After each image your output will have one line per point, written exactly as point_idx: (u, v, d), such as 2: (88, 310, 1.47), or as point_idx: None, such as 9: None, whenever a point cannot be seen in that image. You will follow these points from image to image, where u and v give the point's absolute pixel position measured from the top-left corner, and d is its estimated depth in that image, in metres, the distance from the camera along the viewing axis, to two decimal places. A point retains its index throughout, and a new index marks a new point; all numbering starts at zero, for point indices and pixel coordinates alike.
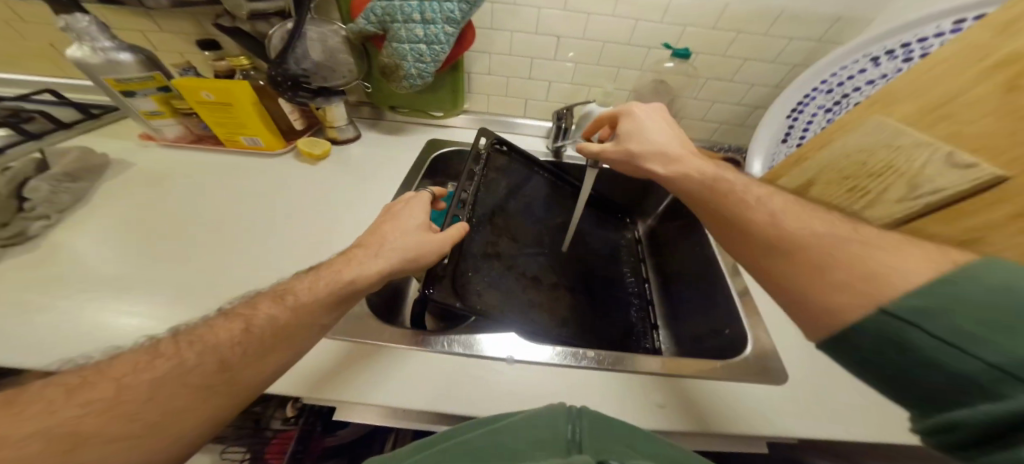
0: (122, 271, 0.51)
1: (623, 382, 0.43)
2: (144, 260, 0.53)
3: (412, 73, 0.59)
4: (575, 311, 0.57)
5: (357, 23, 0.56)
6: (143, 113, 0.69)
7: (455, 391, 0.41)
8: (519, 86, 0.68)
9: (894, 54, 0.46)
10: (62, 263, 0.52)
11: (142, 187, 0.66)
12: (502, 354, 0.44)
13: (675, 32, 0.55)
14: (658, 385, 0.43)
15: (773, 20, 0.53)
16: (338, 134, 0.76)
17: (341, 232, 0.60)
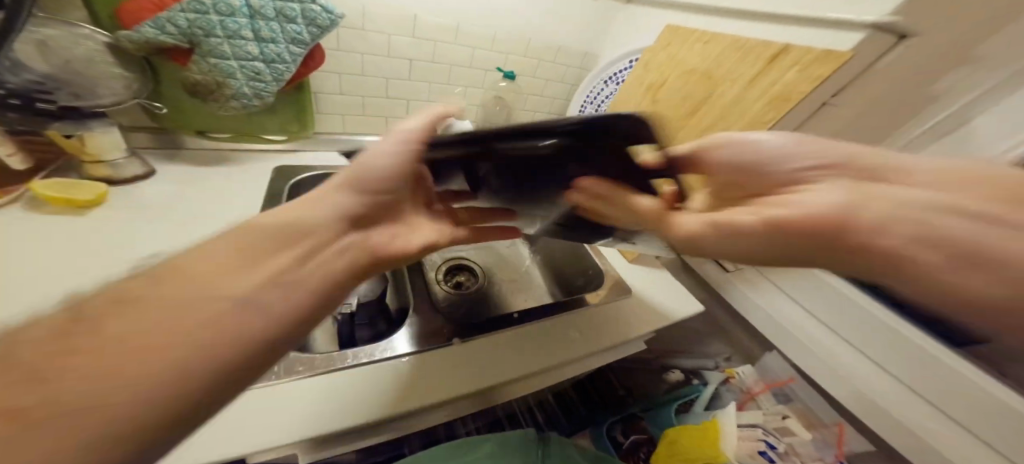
0: None
1: (567, 321, 0.58)
2: None
3: (247, 93, 0.53)
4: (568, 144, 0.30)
5: (141, 31, 0.43)
6: None
7: (450, 376, 0.45)
8: (378, 106, 0.70)
9: (611, 79, 0.72)
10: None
11: None
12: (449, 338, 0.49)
13: (500, 59, 0.73)
14: (559, 323, 0.57)
15: (555, 53, 0.77)
16: (112, 172, 0.53)
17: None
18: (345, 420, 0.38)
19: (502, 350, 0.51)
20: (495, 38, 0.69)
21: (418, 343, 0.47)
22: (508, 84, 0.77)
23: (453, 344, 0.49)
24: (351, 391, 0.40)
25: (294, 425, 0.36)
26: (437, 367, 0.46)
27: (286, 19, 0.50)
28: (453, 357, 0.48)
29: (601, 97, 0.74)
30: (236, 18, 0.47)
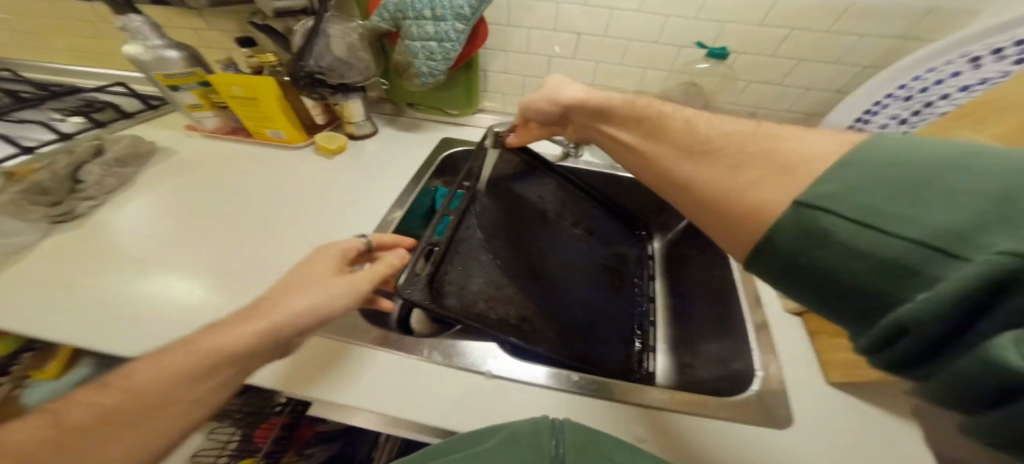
0: (142, 266, 0.54)
1: (664, 419, 0.38)
2: (159, 249, 0.56)
3: (423, 71, 0.58)
4: (550, 208, 0.62)
5: (372, 19, 0.57)
6: (188, 107, 0.75)
7: (481, 413, 0.38)
8: (539, 85, 0.70)
9: (1000, 53, 0.42)
10: (100, 236, 0.58)
11: (198, 166, 0.73)
12: (480, 367, 0.41)
13: (714, 30, 0.56)
14: (639, 421, 0.38)
15: (813, 16, 0.52)
16: (354, 129, 0.76)
17: (331, 216, 0.62)
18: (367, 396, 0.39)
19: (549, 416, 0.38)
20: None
21: (460, 360, 0.42)
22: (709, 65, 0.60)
23: (482, 377, 0.41)
24: (385, 372, 0.41)
25: (323, 375, 0.40)
26: (464, 391, 0.39)
27: None
28: (482, 391, 0.40)
29: (938, 90, 0.47)
30: None
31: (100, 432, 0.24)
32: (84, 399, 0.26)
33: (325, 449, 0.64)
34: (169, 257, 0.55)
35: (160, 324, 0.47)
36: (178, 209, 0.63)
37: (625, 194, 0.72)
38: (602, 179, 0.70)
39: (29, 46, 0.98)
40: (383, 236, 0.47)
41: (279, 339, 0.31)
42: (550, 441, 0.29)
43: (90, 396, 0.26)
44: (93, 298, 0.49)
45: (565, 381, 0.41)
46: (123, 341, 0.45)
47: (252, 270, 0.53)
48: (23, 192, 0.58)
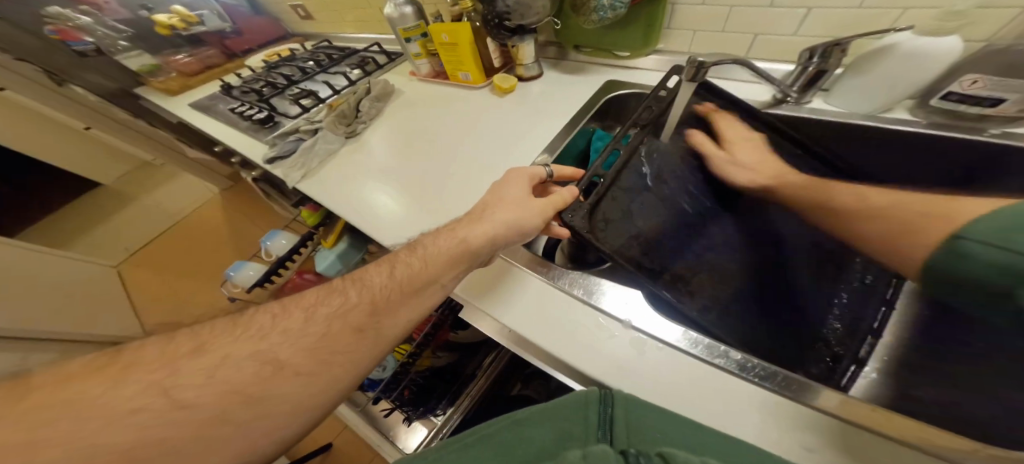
0: (379, 173, 0.74)
1: (867, 453, 0.29)
2: (391, 161, 0.76)
3: (604, 4, 0.53)
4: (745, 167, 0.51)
5: None
6: (413, 56, 0.95)
7: (620, 362, 0.37)
8: (755, 15, 0.54)
9: None
10: (356, 152, 0.83)
11: (416, 102, 0.93)
12: (620, 315, 0.39)
13: None
14: (823, 438, 0.30)
15: None
16: (524, 72, 0.78)
17: (508, 147, 0.68)
18: (522, 320, 0.43)
19: (688, 381, 0.35)
20: None
21: (596, 299, 0.41)
22: None
23: (620, 326, 0.39)
24: (536, 299, 0.44)
25: (487, 290, 0.47)
26: (604, 337, 0.39)
27: None
28: (615, 335, 0.39)
29: None
30: None
31: (413, 285, 0.40)
32: (402, 258, 0.42)
33: (449, 356, 0.81)
34: (396, 168, 0.74)
35: (391, 214, 0.64)
36: (400, 134, 0.83)
37: (883, 162, 0.51)
38: (839, 137, 0.52)
39: (332, 24, 1.43)
40: (564, 169, 0.51)
41: (494, 245, 0.42)
42: (599, 411, 0.31)
43: (404, 257, 0.42)
44: (355, 192, 0.72)
45: (717, 355, 0.35)
46: (373, 222, 0.64)
47: (448, 186, 0.66)
48: (335, 116, 0.86)
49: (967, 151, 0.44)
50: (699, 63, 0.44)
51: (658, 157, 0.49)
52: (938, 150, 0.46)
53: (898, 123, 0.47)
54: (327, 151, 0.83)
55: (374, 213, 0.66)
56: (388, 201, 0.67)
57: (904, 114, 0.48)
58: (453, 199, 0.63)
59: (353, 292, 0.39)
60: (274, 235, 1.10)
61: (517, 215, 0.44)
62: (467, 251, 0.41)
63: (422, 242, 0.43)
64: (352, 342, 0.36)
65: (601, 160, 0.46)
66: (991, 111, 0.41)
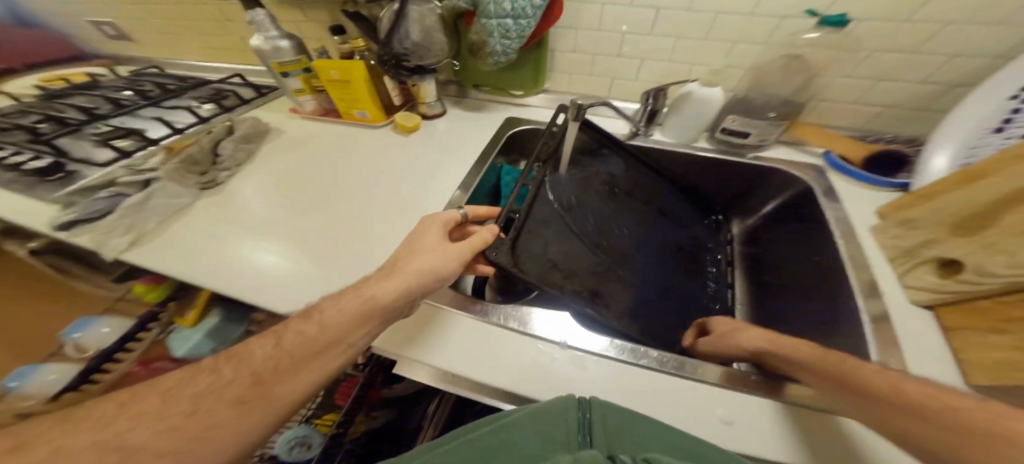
0: (266, 229, 0.64)
1: (724, 399, 0.40)
2: (278, 213, 0.67)
3: (497, 50, 0.61)
4: (620, 189, 0.64)
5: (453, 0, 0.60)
6: (293, 92, 0.88)
7: (556, 379, 0.42)
8: (611, 65, 0.69)
9: None
10: (228, 205, 0.70)
11: (302, 144, 0.85)
12: (556, 338, 0.45)
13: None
14: (706, 401, 0.40)
15: None
16: (428, 110, 0.81)
17: (418, 186, 0.69)
18: (461, 362, 0.44)
19: (619, 385, 0.41)
20: None
21: (529, 327, 0.46)
22: (820, 35, 0.53)
23: (558, 347, 0.44)
24: (472, 339, 0.46)
25: (416, 339, 0.46)
26: (540, 361, 0.43)
27: None
28: (556, 357, 0.44)
29: None
30: None
31: (314, 346, 0.36)
32: (292, 328, 0.37)
33: (385, 413, 0.75)
34: (286, 221, 0.66)
35: (285, 273, 0.57)
36: (288, 182, 0.74)
37: (702, 174, 0.70)
38: (675, 159, 0.69)
39: (172, 48, 1.19)
40: (478, 209, 0.53)
41: (408, 296, 0.41)
42: (579, 414, 0.34)
43: (296, 325, 0.38)
44: (229, 257, 0.60)
45: (639, 356, 0.43)
46: (261, 286, 0.55)
47: (354, 233, 0.62)
48: (180, 162, 0.71)
49: (743, 166, 0.65)
50: (578, 105, 0.54)
51: (558, 189, 0.57)
52: (726, 167, 0.68)
53: (698, 151, 0.67)
54: (174, 207, 0.68)
55: (263, 275, 0.56)
56: (279, 258, 0.59)
57: (704, 142, 0.68)
58: (363, 246, 0.60)
59: (229, 368, 0.34)
60: (85, 324, 0.82)
61: (437, 261, 0.44)
62: (395, 306, 0.40)
63: (322, 306, 0.39)
64: (237, 415, 0.32)
65: (513, 197, 0.51)
66: (745, 142, 0.63)
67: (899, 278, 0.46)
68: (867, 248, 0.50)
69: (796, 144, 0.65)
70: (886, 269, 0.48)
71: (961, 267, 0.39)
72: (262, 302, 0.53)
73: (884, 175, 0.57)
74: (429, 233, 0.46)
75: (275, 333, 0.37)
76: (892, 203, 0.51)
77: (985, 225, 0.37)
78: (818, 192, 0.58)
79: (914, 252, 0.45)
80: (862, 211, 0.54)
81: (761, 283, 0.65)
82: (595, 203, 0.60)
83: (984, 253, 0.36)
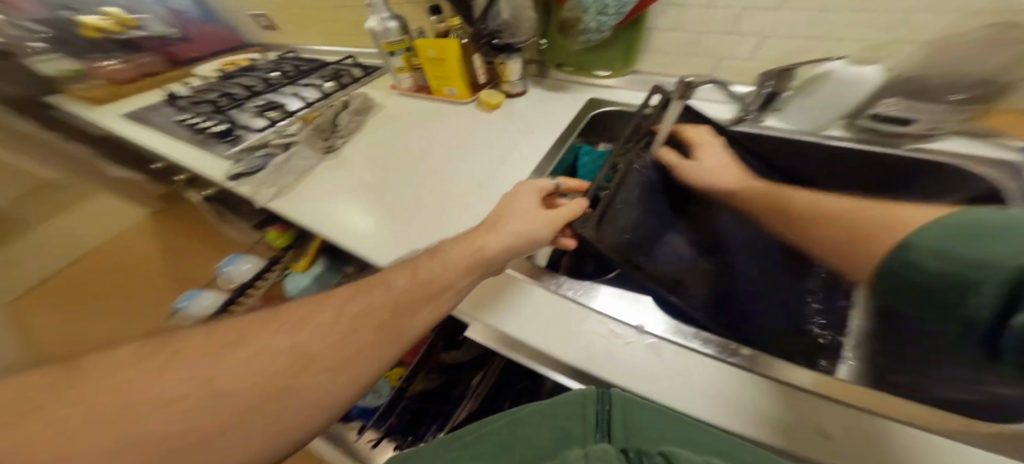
0: (368, 190, 0.74)
1: (841, 416, 0.32)
2: (379, 176, 0.77)
3: (592, 28, 0.58)
4: (726, 179, 0.57)
5: None
6: (396, 70, 0.96)
7: (629, 363, 0.40)
8: (718, 42, 0.61)
9: None
10: (338, 166, 0.82)
11: (398, 117, 0.94)
12: (633, 321, 0.42)
13: None
14: (818, 415, 0.33)
15: None
16: (509, 88, 0.82)
17: (499, 161, 0.71)
18: (530, 333, 0.44)
19: (696, 379, 0.37)
20: None
21: (604, 306, 0.45)
22: None
23: (635, 331, 0.42)
24: (546, 311, 0.46)
25: (492, 306, 0.48)
26: (615, 341, 0.41)
27: None
28: (631, 341, 0.41)
29: None
30: None
31: (426, 282, 0.40)
32: (423, 263, 0.41)
33: (438, 378, 0.81)
34: (388, 184, 0.74)
35: (384, 229, 0.64)
36: (390, 149, 0.84)
37: None
38: (794, 151, 0.57)
39: (303, 35, 1.41)
40: (570, 181, 0.54)
41: (506, 253, 0.43)
42: (597, 410, 0.33)
43: (425, 260, 0.41)
44: (341, 211, 0.70)
45: (727, 352, 0.38)
46: (364, 240, 0.63)
47: (441, 201, 0.67)
48: (312, 130, 0.86)
49: (895, 160, 0.50)
50: (689, 83, 0.52)
51: (651, 169, 0.54)
52: (866, 159, 0.52)
53: (830, 139, 0.54)
54: (303, 167, 0.81)
55: (365, 230, 0.65)
56: (379, 217, 0.67)
57: (838, 130, 0.56)
58: (447, 213, 0.64)
59: (364, 288, 0.39)
60: (234, 260, 1.01)
61: (529, 228, 0.45)
62: (489, 261, 0.43)
63: (428, 251, 0.43)
64: (373, 337, 0.35)
65: (603, 175, 0.50)
66: (906, 131, 0.49)
67: None
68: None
69: (977, 135, 0.49)
70: None
71: None
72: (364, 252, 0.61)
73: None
74: (518, 200, 0.49)
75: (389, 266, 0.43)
76: None
77: None
78: (1010, 197, 0.42)
79: None
80: None
81: None
82: (693, 189, 0.55)
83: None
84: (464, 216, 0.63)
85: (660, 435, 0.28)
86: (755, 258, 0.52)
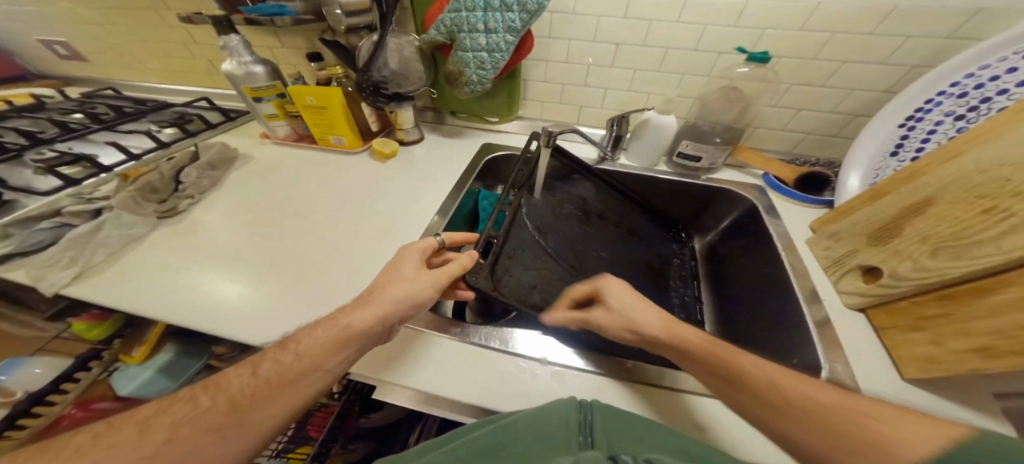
0: (227, 259, 0.62)
1: (698, 405, 0.41)
2: (244, 242, 0.65)
3: (474, 80, 0.65)
4: (594, 211, 0.68)
5: (430, 33, 0.64)
6: (266, 117, 0.87)
7: (533, 397, 0.42)
8: (577, 93, 0.75)
9: None
10: (193, 234, 0.67)
11: (272, 170, 0.84)
12: (537, 354, 0.45)
13: (753, 35, 0.59)
14: (688, 409, 0.41)
15: (862, 19, 0.53)
16: (405, 136, 0.83)
17: (395, 211, 0.70)
18: (439, 385, 0.43)
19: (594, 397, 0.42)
20: (749, 6, 0.56)
21: (513, 346, 0.46)
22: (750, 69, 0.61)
23: (539, 364, 0.45)
24: (452, 359, 0.46)
25: (392, 366, 0.45)
26: (519, 377, 0.44)
27: (506, 8, 0.56)
28: (537, 374, 0.44)
29: (978, 99, 0.47)
30: (475, 13, 0.58)
31: (292, 375, 0.36)
32: (270, 355, 0.37)
33: (364, 446, 0.70)
34: (256, 249, 0.64)
35: (258, 301, 0.55)
36: (260, 209, 0.73)
37: (665, 195, 0.76)
38: (639, 183, 0.75)
39: (131, 67, 1.15)
40: (455, 235, 0.54)
41: (385, 324, 0.40)
42: (580, 418, 0.35)
43: (273, 354, 0.37)
44: (186, 290, 0.57)
45: (616, 368, 0.44)
46: (232, 320, 0.52)
47: (331, 261, 0.61)
48: (136, 191, 0.68)
49: (698, 186, 0.72)
50: (549, 132, 0.59)
51: (533, 212, 0.60)
52: (686, 189, 0.73)
53: (661, 174, 0.73)
54: (128, 238, 0.64)
55: (233, 306, 0.54)
56: (252, 287, 0.57)
57: (665, 166, 0.74)
58: (341, 272, 0.59)
59: (204, 396, 0.34)
60: (11, 365, 0.71)
61: (415, 290, 0.43)
62: (377, 333, 0.40)
63: (298, 334, 0.39)
64: (207, 448, 0.31)
65: (493, 223, 0.54)
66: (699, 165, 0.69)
67: (834, 284, 0.52)
68: (805, 257, 0.56)
69: (740, 166, 0.73)
70: (823, 278, 0.53)
71: (883, 273, 0.45)
72: (234, 335, 0.50)
73: (810, 193, 0.64)
74: (402, 261, 0.46)
75: (250, 362, 0.37)
76: (822, 219, 0.58)
77: (897, 234, 0.44)
78: (762, 212, 0.64)
79: (843, 260, 0.51)
80: (797, 227, 0.61)
81: (722, 297, 0.69)
82: (572, 225, 0.64)
83: (896, 260, 0.43)
84: (363, 272, 0.59)
85: (637, 440, 0.33)
86: (627, 276, 0.63)
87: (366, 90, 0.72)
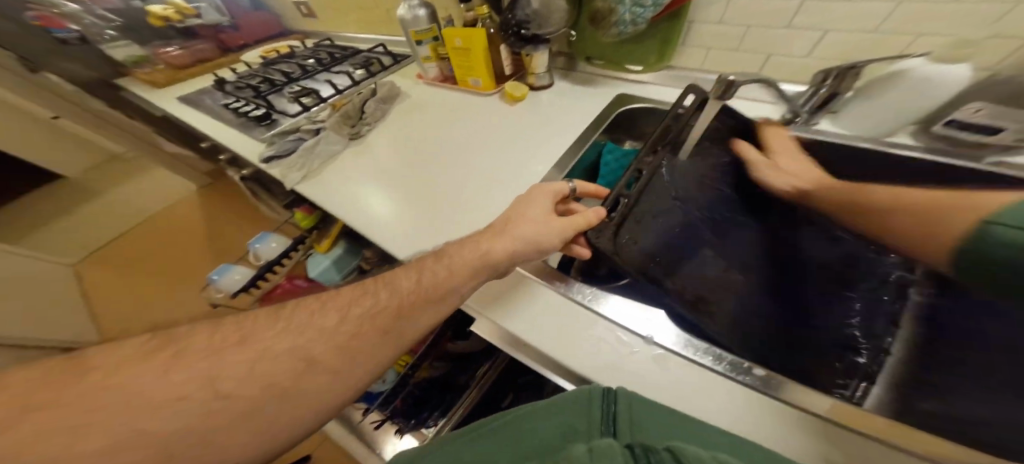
0: (383, 177, 0.75)
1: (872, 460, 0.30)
2: (396, 165, 0.77)
3: (626, 20, 0.55)
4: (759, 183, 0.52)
5: None
6: (421, 59, 0.96)
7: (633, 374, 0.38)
8: (770, 36, 0.56)
9: None
10: (364, 153, 0.83)
11: (422, 106, 0.94)
12: (643, 331, 0.39)
13: None
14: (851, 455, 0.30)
15: None
16: (535, 81, 0.80)
17: (516, 156, 0.69)
18: (537, 338, 0.43)
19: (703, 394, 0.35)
20: None
21: (619, 316, 0.41)
22: None
23: (644, 342, 0.39)
24: (561, 315, 0.44)
25: (500, 306, 0.47)
26: (620, 351, 0.40)
27: None
28: (637, 352, 0.39)
29: None
30: None
31: (440, 290, 0.40)
32: (428, 263, 0.43)
33: (445, 366, 0.81)
34: (404, 172, 0.74)
35: (402, 214, 0.65)
36: (410, 139, 0.84)
37: None
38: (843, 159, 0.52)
39: (338, 21, 1.43)
40: (587, 186, 0.51)
41: (514, 259, 0.43)
42: (601, 407, 0.31)
43: (430, 263, 0.42)
44: (357, 198, 0.71)
45: (745, 372, 0.35)
46: (381, 228, 0.63)
47: (456, 193, 0.66)
48: (340, 116, 0.86)
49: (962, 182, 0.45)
50: (727, 80, 0.45)
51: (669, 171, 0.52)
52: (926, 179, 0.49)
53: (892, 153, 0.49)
54: (330, 152, 0.82)
55: (382, 217, 0.66)
56: (396, 203, 0.68)
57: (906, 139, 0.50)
58: (463, 205, 0.64)
59: (383, 292, 0.40)
60: (262, 238, 1.07)
61: (535, 235, 0.44)
62: (494, 267, 0.42)
63: (449, 248, 0.44)
64: (375, 345, 0.36)
65: (625, 180, 0.48)
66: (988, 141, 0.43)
67: None
68: None
69: None
70: None
71: None
72: (380, 240, 0.62)
73: None
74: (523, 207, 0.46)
75: (417, 266, 0.43)
76: None
77: None
78: None
79: None
80: None
81: None
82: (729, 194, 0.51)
83: None
84: (481, 208, 0.62)
85: (665, 432, 0.28)
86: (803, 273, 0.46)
87: (508, 32, 0.71)
